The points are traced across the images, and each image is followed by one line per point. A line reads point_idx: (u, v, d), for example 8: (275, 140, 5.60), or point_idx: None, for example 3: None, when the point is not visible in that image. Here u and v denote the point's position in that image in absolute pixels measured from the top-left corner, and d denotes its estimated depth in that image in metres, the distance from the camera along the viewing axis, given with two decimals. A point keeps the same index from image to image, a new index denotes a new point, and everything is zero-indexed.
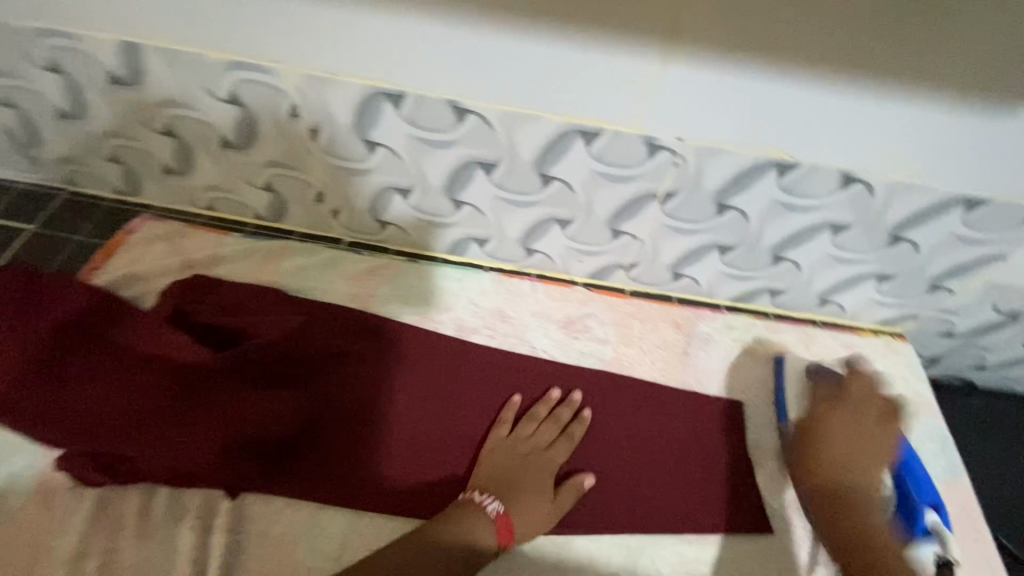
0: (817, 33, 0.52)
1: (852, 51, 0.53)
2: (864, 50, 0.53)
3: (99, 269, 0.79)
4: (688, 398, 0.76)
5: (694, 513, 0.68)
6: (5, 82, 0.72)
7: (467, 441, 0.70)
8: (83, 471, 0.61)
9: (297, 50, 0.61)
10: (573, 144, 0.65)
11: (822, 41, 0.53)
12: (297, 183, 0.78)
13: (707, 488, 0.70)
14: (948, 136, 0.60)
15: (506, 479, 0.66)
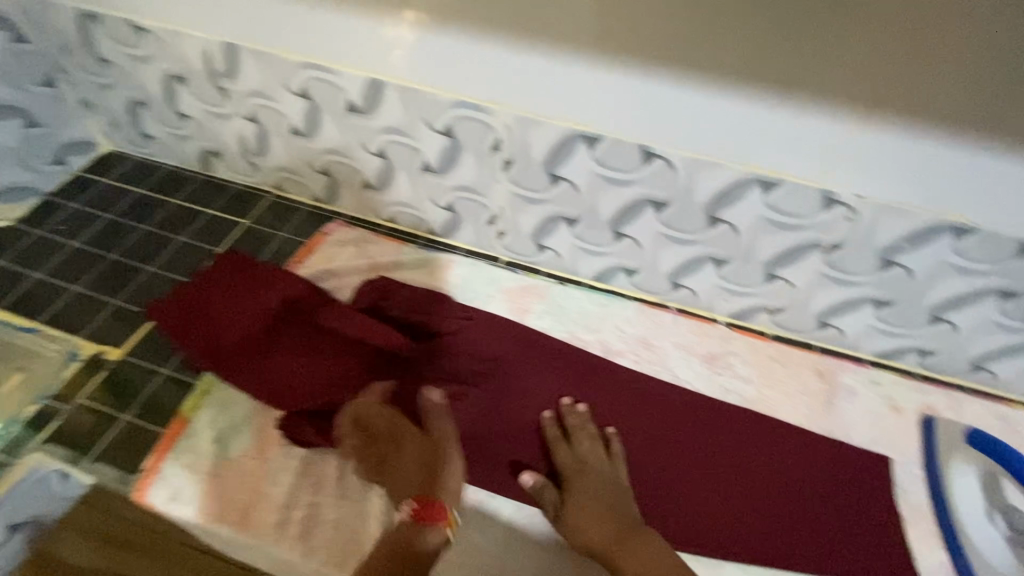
0: None
1: None
2: None
3: (301, 263, 0.92)
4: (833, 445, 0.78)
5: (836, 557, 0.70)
6: (257, 103, 0.86)
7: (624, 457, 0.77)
8: (301, 431, 0.72)
9: (517, 95, 0.72)
10: (750, 192, 0.70)
11: None
12: (477, 206, 0.89)
13: (851, 534, 0.72)
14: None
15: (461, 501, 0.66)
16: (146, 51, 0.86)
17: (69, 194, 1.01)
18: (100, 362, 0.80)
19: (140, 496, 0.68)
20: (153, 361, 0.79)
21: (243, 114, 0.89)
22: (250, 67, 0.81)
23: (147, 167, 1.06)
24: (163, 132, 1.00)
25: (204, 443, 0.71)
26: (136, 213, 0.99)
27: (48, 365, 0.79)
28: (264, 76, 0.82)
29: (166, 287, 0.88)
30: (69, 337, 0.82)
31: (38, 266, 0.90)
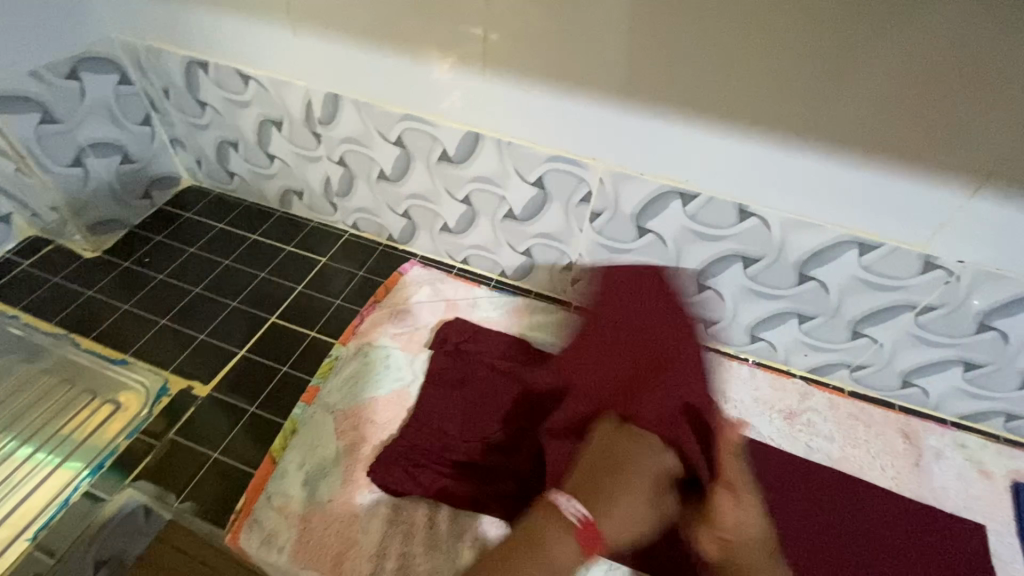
0: None
1: None
2: None
3: (381, 302, 0.93)
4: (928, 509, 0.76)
5: None
6: (349, 148, 0.90)
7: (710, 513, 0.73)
8: (393, 481, 0.72)
9: (614, 151, 0.74)
10: (846, 253, 0.71)
11: None
12: (556, 253, 0.91)
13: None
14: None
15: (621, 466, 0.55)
16: (247, 97, 0.90)
17: (152, 228, 1.04)
18: (186, 398, 0.80)
19: (232, 539, 0.67)
20: (240, 398, 0.80)
21: (332, 158, 0.93)
22: (349, 116, 0.85)
23: (227, 204, 1.09)
24: (248, 171, 1.04)
25: (293, 486, 0.71)
26: (218, 248, 1.01)
27: (140, 400, 0.80)
28: (361, 124, 0.85)
29: (249, 324, 0.89)
30: (158, 371, 0.83)
31: (126, 299, 0.92)
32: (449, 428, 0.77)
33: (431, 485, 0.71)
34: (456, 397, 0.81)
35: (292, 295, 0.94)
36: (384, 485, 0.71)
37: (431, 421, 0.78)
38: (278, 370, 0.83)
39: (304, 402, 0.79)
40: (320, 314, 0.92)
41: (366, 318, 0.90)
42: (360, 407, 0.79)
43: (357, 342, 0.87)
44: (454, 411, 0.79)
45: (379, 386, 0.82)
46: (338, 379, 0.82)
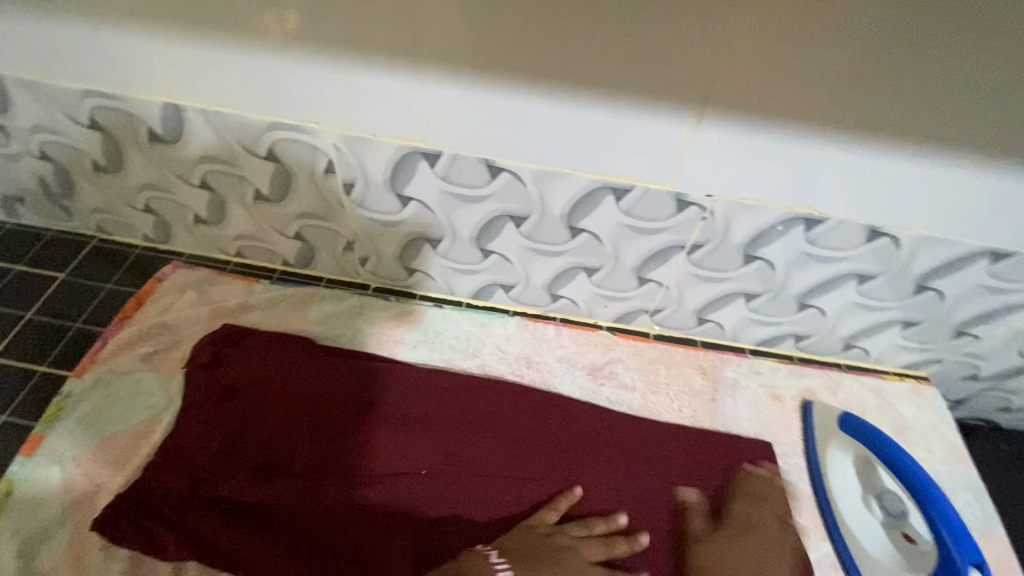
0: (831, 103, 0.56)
1: (870, 118, 0.56)
2: (880, 117, 0.56)
3: (130, 319, 0.79)
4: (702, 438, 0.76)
5: None
6: (44, 139, 0.73)
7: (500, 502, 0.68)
8: (123, 535, 0.61)
9: (337, 112, 0.63)
10: (604, 199, 0.66)
11: (835, 111, 0.56)
12: (328, 233, 0.80)
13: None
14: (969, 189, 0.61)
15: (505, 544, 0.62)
16: None
17: None
18: None
19: None
20: None
21: (32, 153, 0.76)
22: (25, 101, 0.69)
23: None
24: None
25: (2, 559, 0.60)
26: None
27: None
28: (42, 109, 0.69)
29: None
30: None
31: None
32: (205, 464, 0.67)
33: (181, 538, 0.61)
34: (214, 423, 0.69)
35: (16, 326, 0.78)
36: (117, 540, 0.61)
37: (184, 458, 0.67)
38: None
39: (22, 456, 0.66)
40: (53, 343, 0.77)
41: (110, 340, 0.76)
42: (97, 449, 0.68)
43: (96, 371, 0.73)
44: (213, 443, 0.68)
45: (123, 419, 0.70)
46: (69, 421, 0.69)
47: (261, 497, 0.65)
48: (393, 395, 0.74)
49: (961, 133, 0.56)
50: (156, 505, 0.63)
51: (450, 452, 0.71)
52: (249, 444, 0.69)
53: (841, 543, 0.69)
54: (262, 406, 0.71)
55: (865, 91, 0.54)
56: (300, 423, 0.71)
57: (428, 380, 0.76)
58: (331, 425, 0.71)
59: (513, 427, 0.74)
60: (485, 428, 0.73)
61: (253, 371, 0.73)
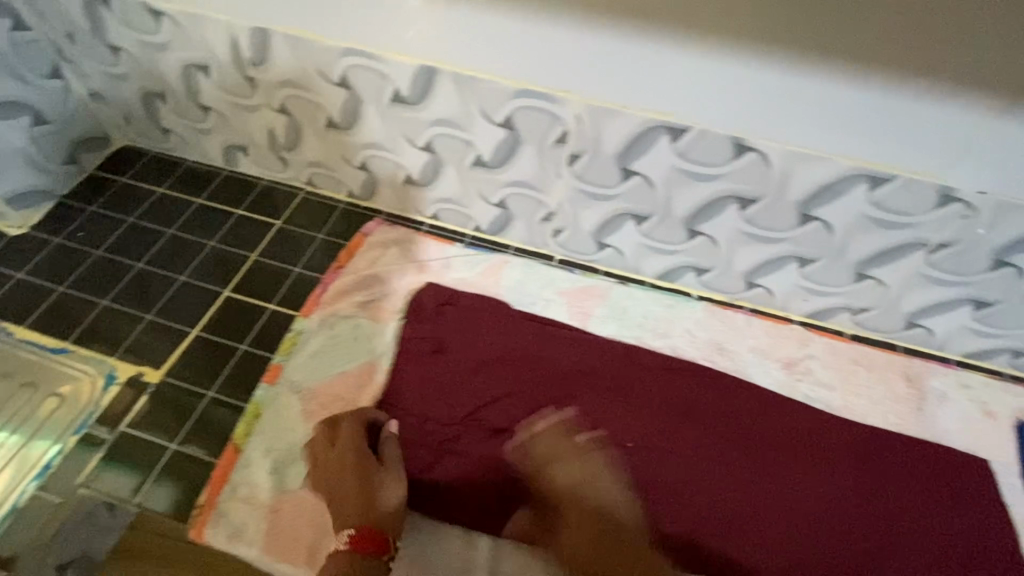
0: None
1: None
2: None
3: (344, 268, 0.85)
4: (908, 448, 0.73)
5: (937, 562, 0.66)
6: (288, 93, 0.78)
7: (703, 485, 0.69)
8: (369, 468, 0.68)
9: (592, 80, 0.63)
10: (854, 189, 0.64)
11: None
12: (532, 203, 0.82)
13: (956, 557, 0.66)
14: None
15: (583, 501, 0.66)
16: (163, 37, 0.77)
17: (84, 196, 0.93)
18: (137, 388, 0.73)
19: (198, 536, 0.62)
20: (195, 384, 0.73)
21: (273, 107, 0.81)
22: (283, 56, 0.73)
23: (166, 164, 0.98)
24: (183, 126, 0.92)
25: (260, 474, 0.66)
26: (158, 216, 0.91)
27: (86, 390, 0.72)
28: (296, 65, 0.73)
29: (201, 299, 0.81)
30: (103, 358, 0.75)
31: (61, 278, 0.83)
32: (434, 415, 0.71)
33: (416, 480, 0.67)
34: (434, 374, 0.74)
35: (245, 265, 0.86)
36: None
37: (413, 407, 0.72)
38: (235, 349, 0.76)
39: (266, 382, 0.73)
40: (278, 284, 0.84)
41: (330, 286, 0.83)
42: (329, 384, 0.74)
43: (321, 313, 0.80)
44: (437, 396, 0.72)
45: (347, 360, 0.76)
46: (302, 355, 0.76)
47: (490, 454, 0.69)
48: (596, 367, 0.76)
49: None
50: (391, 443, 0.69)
51: (654, 430, 0.72)
52: (468, 398, 0.72)
53: None
54: (477, 364, 0.74)
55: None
56: (511, 383, 0.73)
57: (630, 356, 0.77)
58: (540, 388, 0.73)
59: (714, 413, 0.74)
60: (686, 406, 0.74)
61: (463, 330, 0.77)
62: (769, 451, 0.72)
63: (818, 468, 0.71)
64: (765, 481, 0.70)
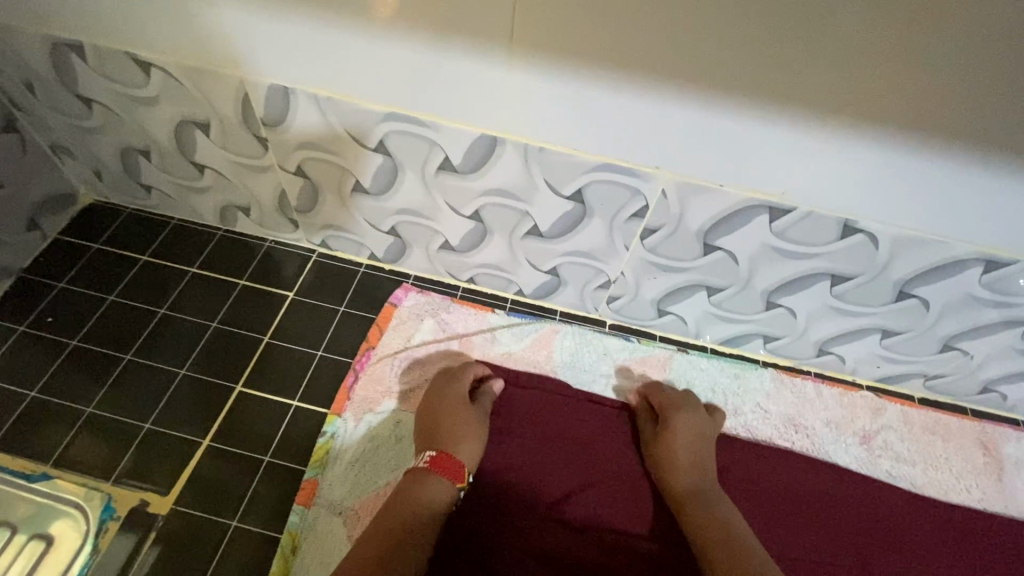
0: None
1: None
2: None
3: (375, 349, 0.74)
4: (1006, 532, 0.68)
5: None
6: (309, 155, 0.66)
7: None
8: None
9: (686, 155, 0.55)
10: (964, 272, 0.58)
11: None
12: (589, 271, 0.74)
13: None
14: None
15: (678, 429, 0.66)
16: (153, 91, 0.64)
17: (52, 268, 0.79)
18: (146, 517, 0.61)
19: None
20: (216, 512, 0.62)
21: (287, 168, 0.69)
22: (307, 117, 0.61)
23: (149, 223, 0.84)
24: (170, 184, 0.78)
25: None
26: (146, 292, 0.78)
27: (81, 531, 0.61)
28: (323, 127, 0.62)
29: (209, 399, 0.69)
30: (98, 484, 0.63)
31: (33, 379, 0.69)
32: (508, 519, 0.62)
33: None
34: (501, 480, 0.65)
35: (258, 350, 0.74)
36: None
37: (483, 513, 0.62)
38: (258, 463, 0.65)
39: (301, 505, 0.61)
40: (299, 374, 0.72)
41: (361, 373, 0.72)
42: (375, 501, 0.63)
43: (355, 410, 0.69)
44: (512, 496, 0.64)
45: (391, 468, 0.65)
46: (340, 465, 0.65)
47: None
48: None
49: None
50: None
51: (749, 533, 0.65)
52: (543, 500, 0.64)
53: None
54: (546, 464, 0.66)
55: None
56: (589, 478, 0.66)
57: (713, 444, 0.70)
58: (621, 485, 0.66)
59: (808, 507, 0.67)
60: (780, 501, 0.67)
61: (524, 419, 0.69)
62: (876, 549, 0.65)
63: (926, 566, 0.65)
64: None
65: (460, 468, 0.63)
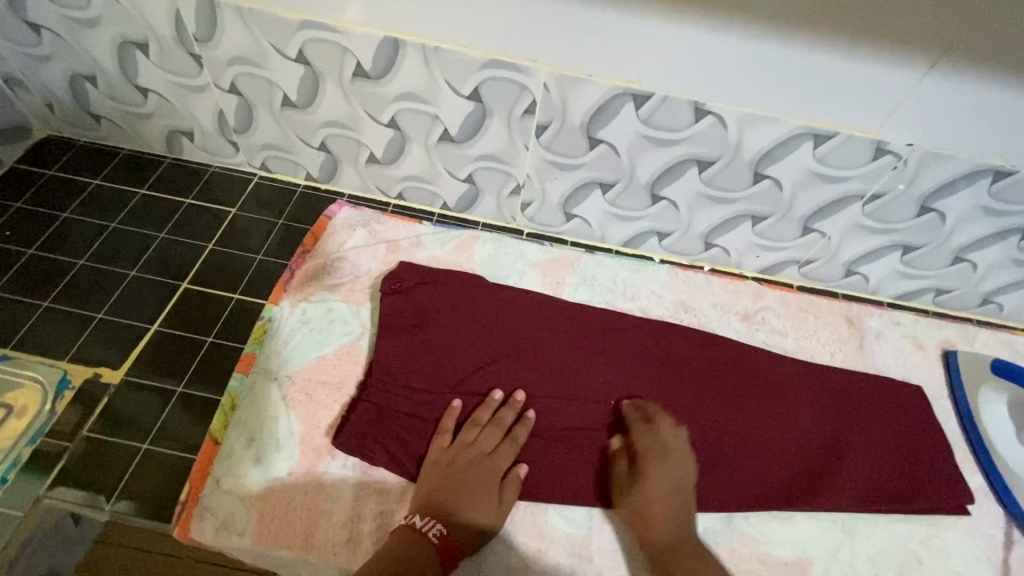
0: None
1: None
2: None
3: (310, 253, 0.82)
4: (856, 382, 0.79)
5: (905, 485, 0.71)
6: (239, 71, 0.74)
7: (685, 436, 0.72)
8: (368, 451, 0.65)
9: (556, 49, 0.65)
10: (800, 147, 0.69)
11: None
12: (500, 176, 0.83)
13: (916, 479, 0.72)
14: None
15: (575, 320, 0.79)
16: (94, 13, 0.72)
17: (6, 192, 0.85)
18: (98, 388, 0.69)
19: (183, 532, 0.60)
20: (162, 382, 0.70)
21: (222, 85, 0.77)
22: (233, 30, 0.70)
23: (100, 154, 0.91)
24: (117, 111, 0.85)
25: (245, 465, 0.64)
26: (97, 210, 0.85)
27: (35, 398, 0.68)
28: (248, 39, 0.70)
29: (157, 295, 0.77)
30: (54, 363, 0.70)
31: None
32: (425, 379, 0.71)
33: (411, 455, 0.66)
34: (420, 346, 0.73)
35: (202, 256, 0.82)
36: (358, 454, 0.65)
37: (401, 373, 0.71)
38: (202, 342, 0.73)
39: (240, 372, 0.70)
40: (240, 273, 0.80)
41: (296, 272, 0.80)
42: (307, 371, 0.71)
43: (291, 300, 0.77)
44: (430, 359, 0.72)
45: (323, 345, 0.74)
46: (276, 343, 0.73)
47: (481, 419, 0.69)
48: (580, 329, 0.78)
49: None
50: (383, 424, 0.67)
51: (635, 383, 0.75)
52: (500, 453, 0.65)
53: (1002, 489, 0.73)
54: (459, 333, 0.75)
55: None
56: (496, 351, 0.74)
57: (606, 318, 0.80)
58: (529, 356, 0.74)
59: (691, 366, 0.77)
60: (664, 362, 0.77)
61: (445, 303, 0.77)
62: (745, 399, 0.75)
63: (790, 406, 0.76)
64: (752, 422, 0.74)
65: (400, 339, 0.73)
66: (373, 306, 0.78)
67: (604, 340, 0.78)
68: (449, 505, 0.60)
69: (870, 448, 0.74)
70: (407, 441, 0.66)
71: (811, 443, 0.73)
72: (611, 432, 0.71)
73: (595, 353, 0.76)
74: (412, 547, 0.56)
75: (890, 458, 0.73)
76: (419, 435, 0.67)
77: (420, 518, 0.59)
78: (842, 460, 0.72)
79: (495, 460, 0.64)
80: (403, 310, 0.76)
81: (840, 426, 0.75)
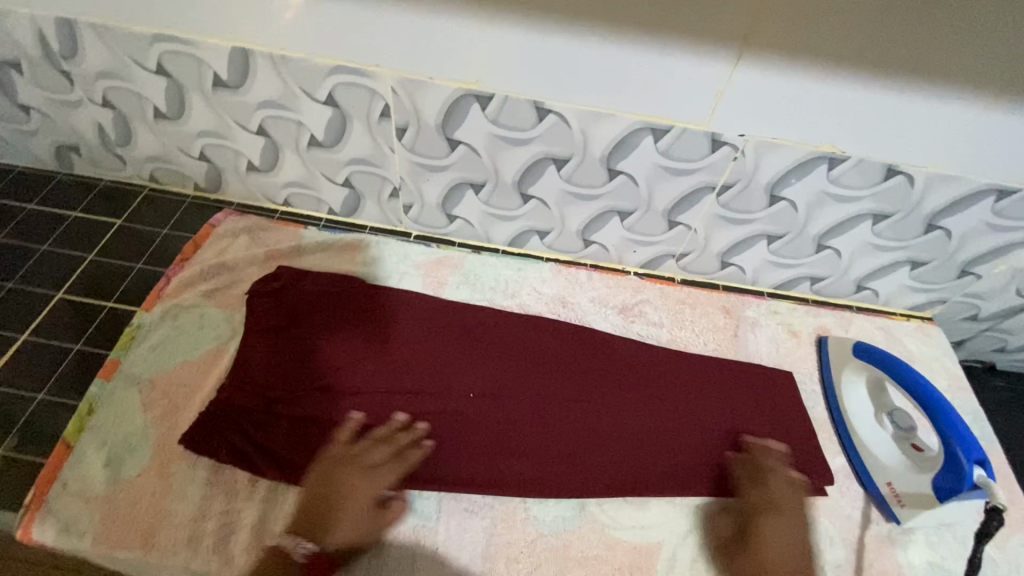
0: (856, 49, 0.60)
1: (886, 72, 0.62)
2: (893, 73, 0.62)
3: (190, 260, 0.84)
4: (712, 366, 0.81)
5: None
6: (108, 85, 0.77)
7: (540, 426, 0.74)
8: (215, 449, 0.67)
9: (394, 55, 0.68)
10: (642, 140, 0.72)
11: (856, 58, 0.61)
12: (376, 180, 0.84)
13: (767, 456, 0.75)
14: (972, 130, 0.67)
15: (442, 318, 0.81)
16: None
17: None
18: None
19: (25, 534, 0.61)
20: (23, 389, 0.70)
21: (94, 100, 0.79)
22: (93, 46, 0.72)
23: None
24: (2, 128, 0.87)
25: (94, 467, 0.65)
26: None
27: None
28: (109, 54, 0.73)
29: (30, 305, 0.78)
30: None
31: None
32: (283, 377, 0.72)
33: (261, 452, 0.67)
34: (282, 345, 0.75)
35: (81, 266, 0.83)
36: (204, 451, 0.66)
37: (260, 372, 0.72)
38: (70, 350, 0.74)
39: (101, 377, 0.71)
40: (118, 282, 0.82)
41: (172, 279, 0.81)
42: (170, 375, 0.72)
43: (163, 306, 0.78)
44: (290, 357, 0.74)
45: (189, 349, 0.75)
46: (142, 348, 0.74)
47: (336, 414, 0.71)
48: (448, 327, 0.81)
49: (984, 76, 0.61)
50: (234, 422, 0.68)
51: (495, 376, 0.77)
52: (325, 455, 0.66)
53: (862, 469, 0.74)
54: (324, 332, 0.76)
55: (896, 19, 0.57)
56: (359, 348, 0.76)
57: (475, 316, 0.82)
58: (392, 353, 0.77)
59: (556, 359, 0.80)
60: (523, 356, 0.79)
61: (313, 304, 0.79)
62: (607, 389, 0.78)
63: (650, 395, 0.78)
64: (605, 410, 0.76)
65: (265, 340, 0.75)
66: (243, 309, 0.79)
67: (469, 337, 0.80)
68: (322, 521, 0.62)
69: (729, 434, 0.76)
70: (255, 438, 0.68)
71: (670, 430, 0.75)
72: (465, 424, 0.72)
73: (459, 349, 0.79)
74: (287, 570, 0.59)
75: (742, 437, 0.76)
76: (268, 431, 0.68)
77: (291, 539, 0.60)
78: (693, 440, 0.75)
79: (332, 459, 0.66)
80: (272, 313, 0.77)
81: (699, 414, 0.77)
